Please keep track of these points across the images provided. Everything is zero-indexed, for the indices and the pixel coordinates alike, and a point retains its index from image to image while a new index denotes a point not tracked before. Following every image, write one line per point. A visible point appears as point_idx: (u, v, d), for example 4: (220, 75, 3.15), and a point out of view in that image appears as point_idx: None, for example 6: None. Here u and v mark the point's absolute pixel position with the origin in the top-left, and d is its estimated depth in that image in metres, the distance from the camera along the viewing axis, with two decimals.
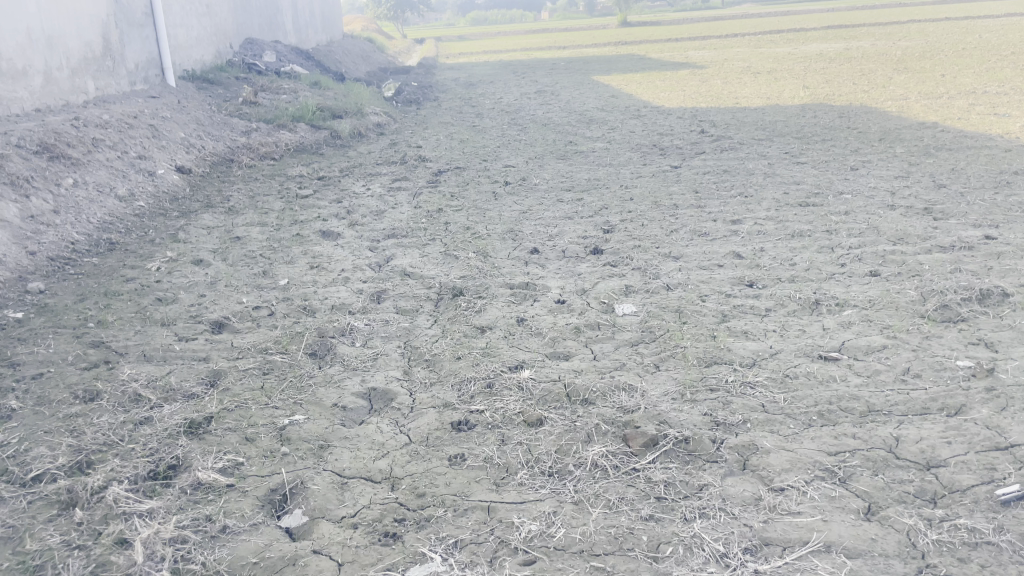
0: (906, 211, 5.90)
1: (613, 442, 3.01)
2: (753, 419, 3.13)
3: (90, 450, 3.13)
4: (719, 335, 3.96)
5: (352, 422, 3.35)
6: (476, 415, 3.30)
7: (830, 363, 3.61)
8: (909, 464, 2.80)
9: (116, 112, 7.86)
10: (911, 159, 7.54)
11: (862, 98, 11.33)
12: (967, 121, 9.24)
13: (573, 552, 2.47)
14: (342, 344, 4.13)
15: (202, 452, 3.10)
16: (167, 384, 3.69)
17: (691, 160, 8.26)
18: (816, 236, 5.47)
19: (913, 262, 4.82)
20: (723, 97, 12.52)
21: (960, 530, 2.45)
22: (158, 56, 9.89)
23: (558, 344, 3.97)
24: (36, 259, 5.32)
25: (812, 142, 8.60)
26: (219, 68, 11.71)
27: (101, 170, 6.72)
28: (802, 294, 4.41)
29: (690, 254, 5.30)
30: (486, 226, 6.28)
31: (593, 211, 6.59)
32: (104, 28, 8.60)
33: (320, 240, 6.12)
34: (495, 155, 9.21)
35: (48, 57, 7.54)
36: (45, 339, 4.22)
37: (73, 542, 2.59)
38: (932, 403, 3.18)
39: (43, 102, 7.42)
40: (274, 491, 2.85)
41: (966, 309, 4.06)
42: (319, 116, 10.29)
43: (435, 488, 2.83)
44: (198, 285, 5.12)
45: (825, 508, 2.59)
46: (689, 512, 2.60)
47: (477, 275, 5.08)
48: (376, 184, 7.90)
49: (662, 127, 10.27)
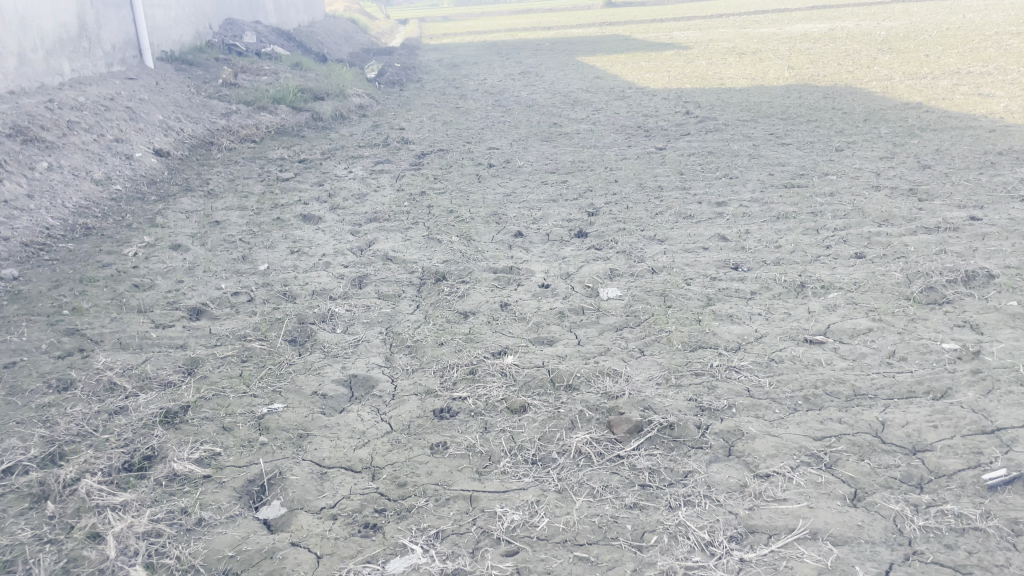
0: (891, 192, 5.88)
1: (598, 429, 2.97)
2: (738, 404, 3.10)
3: (64, 441, 3.06)
4: (704, 318, 3.93)
5: (333, 411, 3.29)
6: (459, 402, 3.25)
7: (815, 346, 3.58)
8: (895, 448, 2.78)
9: (92, 94, 7.71)
10: (895, 140, 7.51)
11: (849, 78, 11.31)
12: (951, 101, 9.25)
13: (557, 542, 2.43)
14: (323, 330, 4.06)
15: (179, 442, 3.03)
16: (143, 372, 3.61)
17: (676, 141, 8.20)
18: (801, 218, 5.44)
19: (898, 244, 4.80)
20: (709, 78, 12.44)
21: (947, 515, 2.43)
22: (135, 36, 9.69)
23: (542, 329, 3.92)
24: (10, 245, 5.20)
25: (798, 123, 8.57)
26: (198, 48, 11.50)
27: (76, 154, 6.60)
28: (787, 277, 4.38)
29: (675, 236, 5.26)
30: (469, 209, 6.21)
31: (577, 193, 6.53)
32: (80, 9, 8.41)
33: (301, 224, 6.03)
34: (480, 137, 9.11)
35: (21, 38, 7.36)
36: (18, 327, 4.12)
37: (44, 537, 2.52)
38: (918, 386, 3.16)
39: (17, 84, 7.26)
40: (251, 482, 2.80)
41: (952, 291, 4.04)
42: (300, 98, 10.16)
43: (416, 477, 2.78)
44: (176, 271, 5.03)
45: (811, 495, 2.56)
46: (674, 500, 2.56)
47: (460, 259, 5.02)
48: (358, 166, 7.80)
49: (647, 108, 10.21)
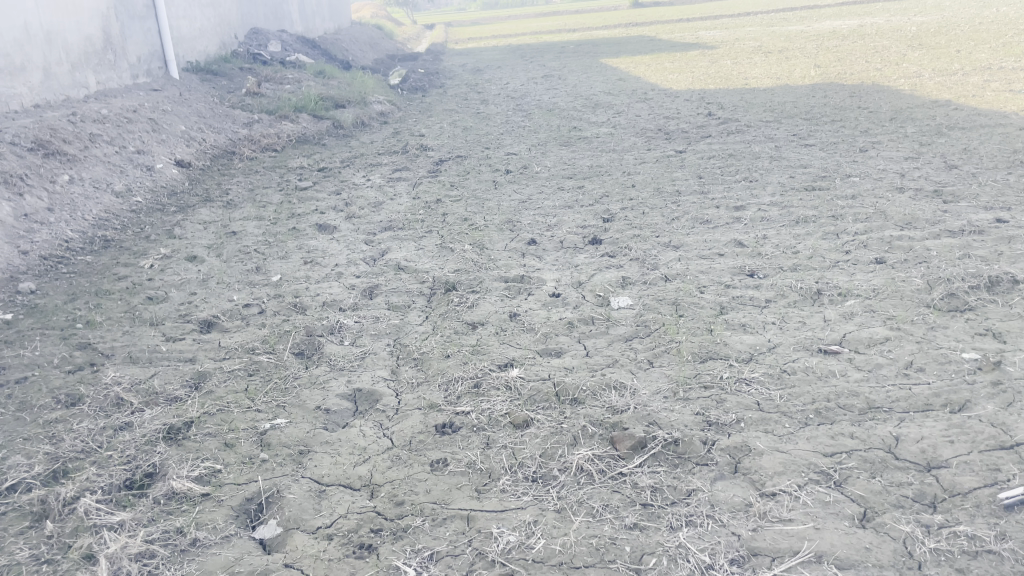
0: (915, 193, 5.73)
1: (601, 445, 2.90)
2: (747, 418, 3.02)
3: (67, 458, 3.06)
4: (715, 328, 3.84)
5: (335, 426, 3.26)
6: (462, 416, 3.20)
7: (830, 357, 3.49)
8: (909, 465, 2.68)
9: (116, 106, 7.78)
10: (922, 139, 7.35)
11: (875, 76, 11.10)
12: (982, 98, 9.03)
13: (553, 564, 2.37)
14: (330, 343, 4.04)
15: (180, 459, 3.02)
16: (150, 388, 3.61)
17: (697, 144, 8.09)
18: (821, 222, 5.32)
19: (921, 247, 4.67)
20: (732, 78, 12.29)
21: (960, 537, 2.33)
22: (160, 47, 9.79)
23: (550, 339, 3.86)
24: (29, 258, 5.24)
25: (822, 123, 8.40)
26: (223, 59, 11.60)
27: (98, 166, 6.66)
28: (804, 284, 4.27)
29: (691, 242, 5.17)
30: (484, 217, 6.16)
31: (593, 199, 6.45)
32: (105, 22, 8.49)
33: (317, 234, 6.03)
34: (498, 142, 9.08)
35: (47, 53, 7.44)
36: (32, 341, 4.14)
37: (41, 557, 2.52)
38: (935, 399, 3.05)
39: (44, 98, 7.34)
40: (250, 500, 2.78)
41: (974, 298, 3.91)
42: (322, 106, 10.20)
43: (414, 496, 2.73)
44: (189, 283, 5.04)
45: (818, 515, 2.48)
46: (675, 520, 2.49)
47: (472, 268, 4.98)
48: (376, 174, 7.80)
49: (668, 110, 10.10)
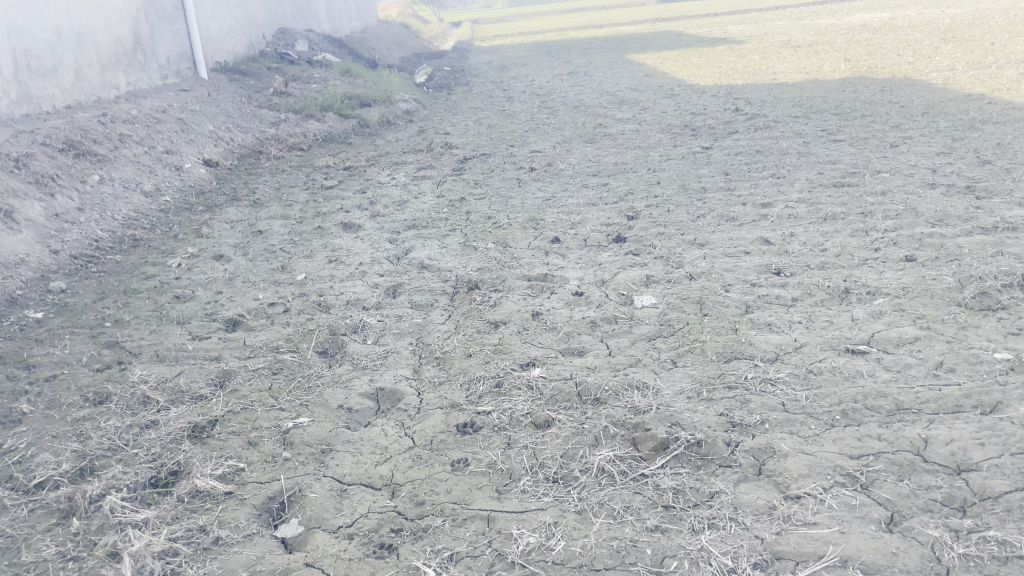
0: (948, 189, 5.63)
1: (623, 446, 2.88)
2: (772, 419, 2.98)
3: (94, 455, 3.09)
4: (740, 327, 3.79)
5: (358, 424, 3.27)
6: (483, 416, 3.20)
7: (857, 357, 3.43)
8: (938, 468, 2.62)
9: (146, 106, 7.88)
10: (955, 134, 7.21)
11: (907, 69, 10.91)
12: (1016, 91, 8.83)
13: (573, 566, 2.35)
14: (353, 341, 4.06)
15: (204, 457, 3.05)
16: (176, 386, 3.64)
17: (724, 140, 8.01)
18: (850, 219, 5.24)
19: (952, 245, 4.57)
20: (760, 73, 12.15)
21: (990, 543, 2.28)
22: (189, 48, 9.90)
23: (572, 339, 3.84)
24: (60, 257, 5.31)
25: (852, 118, 8.27)
26: (251, 58, 11.68)
27: (127, 166, 6.75)
28: (831, 282, 4.21)
29: (717, 241, 5.11)
30: (508, 215, 6.15)
31: (617, 197, 6.41)
32: (135, 23, 8.60)
33: (342, 232, 6.06)
34: (523, 140, 9.05)
35: (78, 54, 7.55)
36: (62, 339, 4.20)
37: (67, 553, 2.55)
38: (965, 400, 2.99)
39: (76, 98, 7.46)
40: (272, 500, 2.79)
41: (1008, 297, 3.82)
42: (347, 105, 10.24)
43: (435, 496, 2.73)
44: (215, 282, 5.08)
45: (844, 518, 2.44)
46: (697, 522, 2.47)
47: (495, 267, 4.97)
48: (401, 173, 7.81)
49: (695, 106, 10.00)
